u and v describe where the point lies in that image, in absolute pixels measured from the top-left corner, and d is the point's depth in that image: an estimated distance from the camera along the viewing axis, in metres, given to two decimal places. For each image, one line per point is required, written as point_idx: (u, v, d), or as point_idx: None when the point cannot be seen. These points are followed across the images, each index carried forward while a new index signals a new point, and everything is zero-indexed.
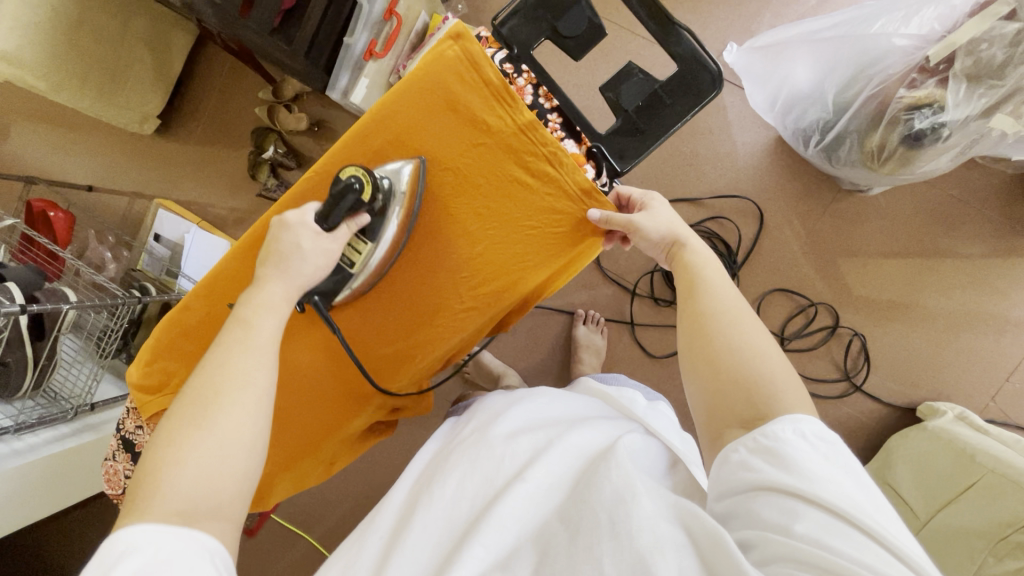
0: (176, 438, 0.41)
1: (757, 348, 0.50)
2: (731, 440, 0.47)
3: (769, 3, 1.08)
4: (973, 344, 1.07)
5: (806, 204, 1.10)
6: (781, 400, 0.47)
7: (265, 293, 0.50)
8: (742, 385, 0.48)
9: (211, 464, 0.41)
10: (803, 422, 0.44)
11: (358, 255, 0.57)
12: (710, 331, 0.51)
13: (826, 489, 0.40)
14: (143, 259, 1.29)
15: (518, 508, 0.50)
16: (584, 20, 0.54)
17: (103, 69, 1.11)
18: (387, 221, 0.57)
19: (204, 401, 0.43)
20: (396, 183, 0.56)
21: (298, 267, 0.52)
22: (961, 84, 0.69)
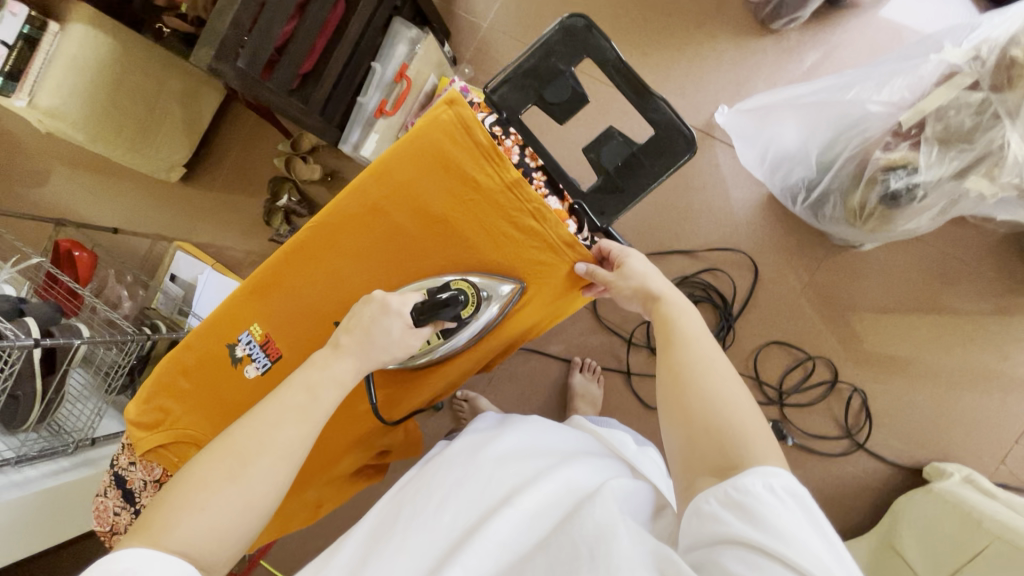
0: (204, 482, 0.44)
1: (731, 398, 0.50)
2: (700, 489, 0.47)
3: (758, 71, 1.15)
4: (977, 403, 1.05)
5: (801, 259, 1.12)
6: (749, 450, 0.47)
7: (335, 367, 0.52)
8: (715, 434, 0.48)
9: (228, 515, 0.43)
10: (773, 476, 0.44)
11: (430, 346, 0.61)
12: (685, 381, 0.52)
13: (794, 547, 0.39)
14: (158, 298, 1.35)
15: (501, 534, 0.50)
16: (568, 89, 0.59)
17: (136, 123, 1.19)
18: (469, 326, 0.61)
19: (240, 457, 0.45)
20: (494, 296, 0.61)
21: (375, 346, 0.54)
22: (933, 147, 0.71)
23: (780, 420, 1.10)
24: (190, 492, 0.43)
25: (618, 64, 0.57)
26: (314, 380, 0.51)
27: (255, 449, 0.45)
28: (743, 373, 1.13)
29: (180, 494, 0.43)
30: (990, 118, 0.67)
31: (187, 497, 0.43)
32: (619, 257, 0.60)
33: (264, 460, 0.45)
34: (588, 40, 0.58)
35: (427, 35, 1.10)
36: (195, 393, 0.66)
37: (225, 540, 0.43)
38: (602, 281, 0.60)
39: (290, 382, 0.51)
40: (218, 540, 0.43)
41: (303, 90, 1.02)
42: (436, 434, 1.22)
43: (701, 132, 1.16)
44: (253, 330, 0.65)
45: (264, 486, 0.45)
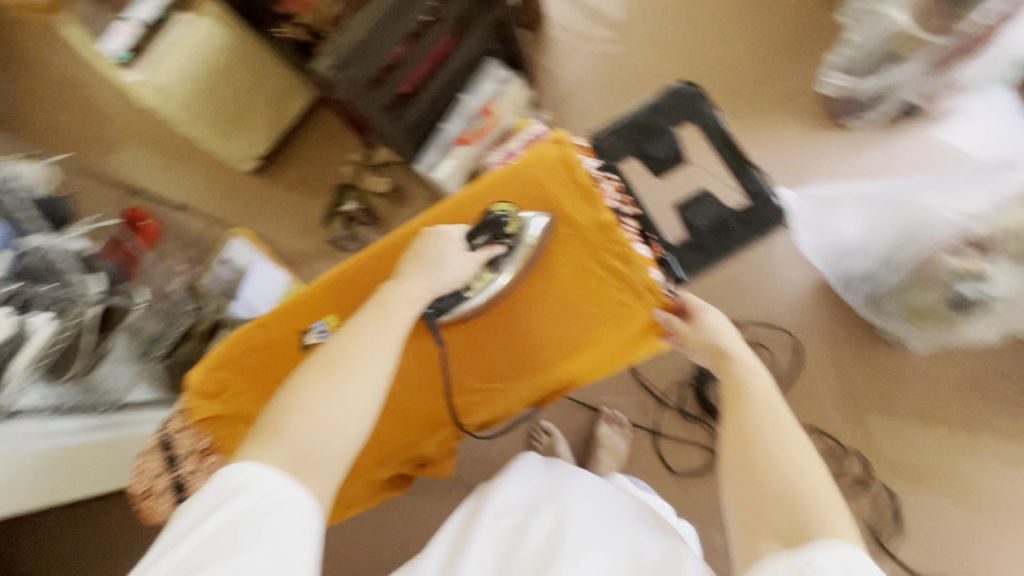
0: (308, 388, 0.48)
1: (804, 469, 0.50)
2: (767, 555, 0.46)
3: (822, 161, 1.19)
4: (1011, 527, 1.02)
5: (845, 348, 1.12)
6: (822, 522, 0.46)
7: (406, 288, 0.56)
8: (783, 501, 0.48)
9: (333, 417, 0.47)
10: (850, 558, 0.43)
11: (480, 282, 0.62)
12: (753, 443, 0.53)
13: None
14: (207, 277, 1.36)
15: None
16: (668, 147, 0.63)
17: (230, 112, 1.28)
18: (513, 258, 0.62)
19: (335, 365, 0.50)
20: (529, 229, 0.62)
21: (438, 270, 0.58)
22: (1004, 262, 0.76)
23: None
24: (294, 397, 0.48)
25: (721, 133, 0.61)
26: (388, 298, 0.55)
27: (350, 361, 0.50)
28: None
29: (287, 396, 0.48)
30: None
31: (292, 399, 0.48)
32: (696, 310, 0.62)
33: (358, 370, 0.50)
34: (696, 106, 0.62)
35: (515, 78, 1.19)
36: (260, 372, 0.68)
37: (327, 449, 0.47)
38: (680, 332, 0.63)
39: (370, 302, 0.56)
40: (323, 442, 0.46)
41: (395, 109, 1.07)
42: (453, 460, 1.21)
43: None
44: (327, 320, 0.67)
45: (361, 389, 0.49)
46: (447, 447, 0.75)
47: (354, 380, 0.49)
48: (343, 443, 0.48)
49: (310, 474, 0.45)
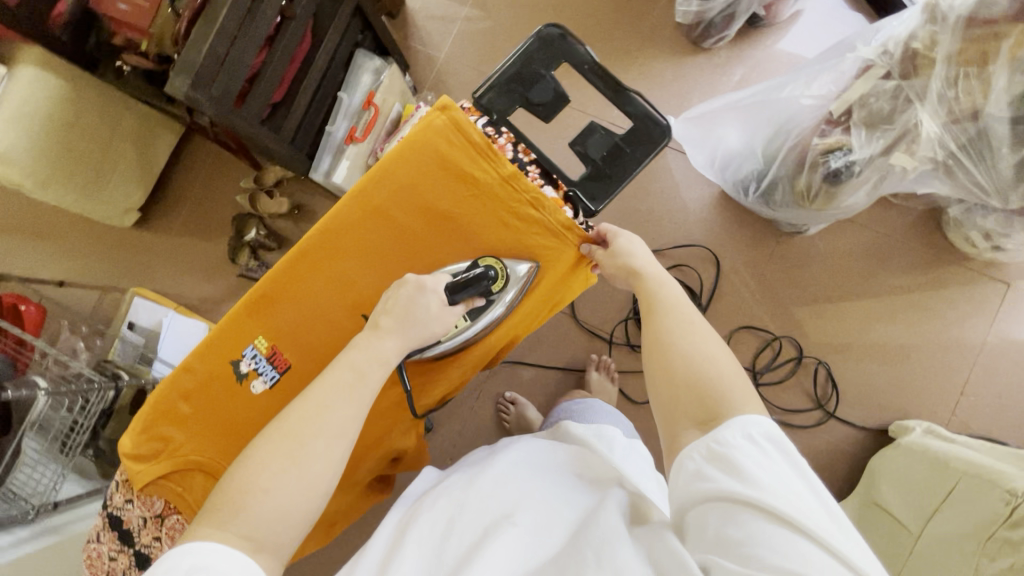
0: (264, 466, 0.49)
1: (710, 355, 0.58)
2: (688, 442, 0.54)
3: (697, 85, 1.27)
4: (924, 363, 1.16)
5: (756, 248, 1.22)
6: (730, 401, 0.54)
7: (381, 345, 0.56)
8: (695, 389, 0.56)
9: (290, 497, 0.48)
10: (751, 426, 0.52)
11: (456, 330, 0.63)
12: (667, 346, 0.59)
13: (778, 498, 0.47)
14: (115, 347, 1.27)
15: (508, 549, 0.56)
16: (550, 90, 0.65)
17: (91, 165, 1.16)
18: (493, 305, 0.63)
19: (296, 440, 0.50)
20: (514, 275, 0.63)
21: (415, 320, 0.58)
22: (861, 130, 0.81)
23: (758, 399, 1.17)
24: (252, 474, 0.48)
25: (593, 66, 0.64)
26: (358, 360, 0.56)
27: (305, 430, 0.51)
28: None
29: (245, 474, 0.49)
30: (903, 102, 0.77)
31: (251, 481, 0.48)
32: (613, 237, 0.65)
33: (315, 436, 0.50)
34: (564, 46, 0.64)
35: (389, 64, 1.16)
36: (196, 417, 0.63)
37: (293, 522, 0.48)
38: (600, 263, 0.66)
39: (338, 363, 0.55)
40: (281, 522, 0.47)
41: (274, 121, 1.03)
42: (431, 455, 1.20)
43: None
44: (257, 344, 0.63)
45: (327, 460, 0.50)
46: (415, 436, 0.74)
47: (313, 458, 0.49)
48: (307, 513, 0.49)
49: (264, 554, 0.46)
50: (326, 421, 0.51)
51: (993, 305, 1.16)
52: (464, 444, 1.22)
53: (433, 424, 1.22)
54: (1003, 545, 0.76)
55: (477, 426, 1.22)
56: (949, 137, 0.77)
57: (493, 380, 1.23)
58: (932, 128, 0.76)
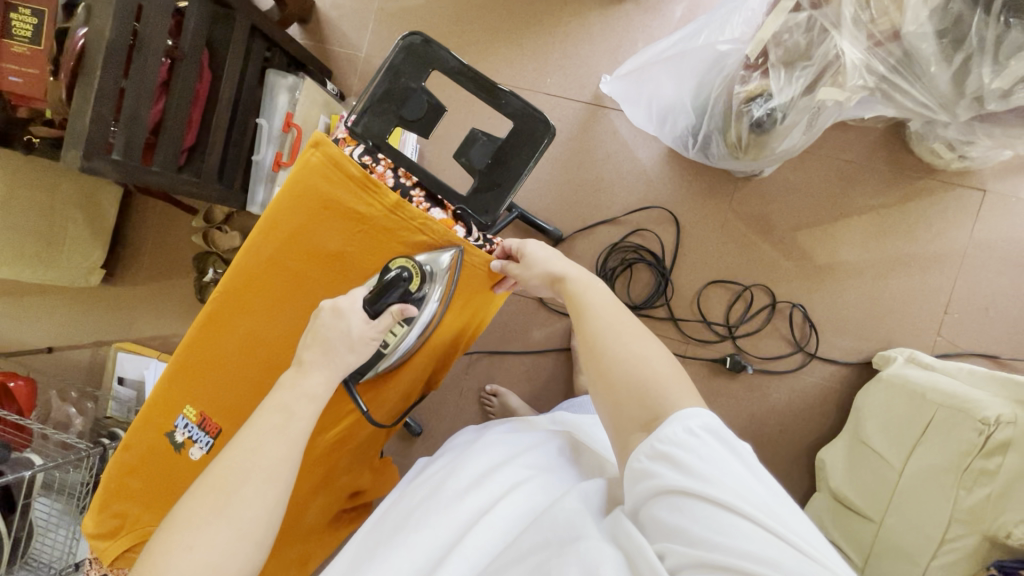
0: (189, 519, 0.48)
1: (643, 355, 0.53)
2: (636, 445, 0.49)
3: (628, 33, 1.19)
4: (903, 286, 1.11)
5: (713, 199, 1.17)
6: (666, 398, 0.50)
7: (307, 382, 0.55)
8: (635, 389, 0.51)
9: (222, 547, 0.48)
10: (691, 419, 0.47)
11: (395, 337, 0.61)
12: (600, 349, 0.55)
13: (721, 488, 0.43)
14: (111, 405, 1.32)
15: (479, 538, 0.53)
16: (423, 104, 0.61)
17: (40, 237, 1.17)
18: (427, 302, 0.61)
19: (221, 489, 0.49)
20: (438, 269, 0.61)
21: (341, 351, 0.57)
22: (780, 70, 0.79)
23: (737, 352, 1.15)
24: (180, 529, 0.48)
25: (462, 69, 0.60)
26: (285, 400, 0.54)
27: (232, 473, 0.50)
28: (691, 318, 1.17)
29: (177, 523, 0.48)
30: (819, 33, 0.75)
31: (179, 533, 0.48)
32: (519, 249, 0.64)
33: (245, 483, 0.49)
34: (429, 53, 0.60)
35: (303, 78, 1.09)
36: (145, 491, 0.66)
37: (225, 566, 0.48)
38: (514, 275, 0.65)
39: (264, 405, 0.55)
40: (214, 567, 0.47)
41: (193, 165, 1.02)
42: (424, 459, 1.23)
43: (591, 106, 1.20)
44: (187, 414, 0.65)
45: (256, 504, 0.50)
46: (370, 466, 0.79)
47: (243, 505, 0.49)
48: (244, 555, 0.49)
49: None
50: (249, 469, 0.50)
51: (970, 215, 1.10)
52: None
53: (422, 426, 1.22)
54: (980, 475, 0.76)
55: (464, 423, 1.23)
56: (875, 61, 0.76)
57: (470, 376, 1.23)
58: (854, 54, 0.75)
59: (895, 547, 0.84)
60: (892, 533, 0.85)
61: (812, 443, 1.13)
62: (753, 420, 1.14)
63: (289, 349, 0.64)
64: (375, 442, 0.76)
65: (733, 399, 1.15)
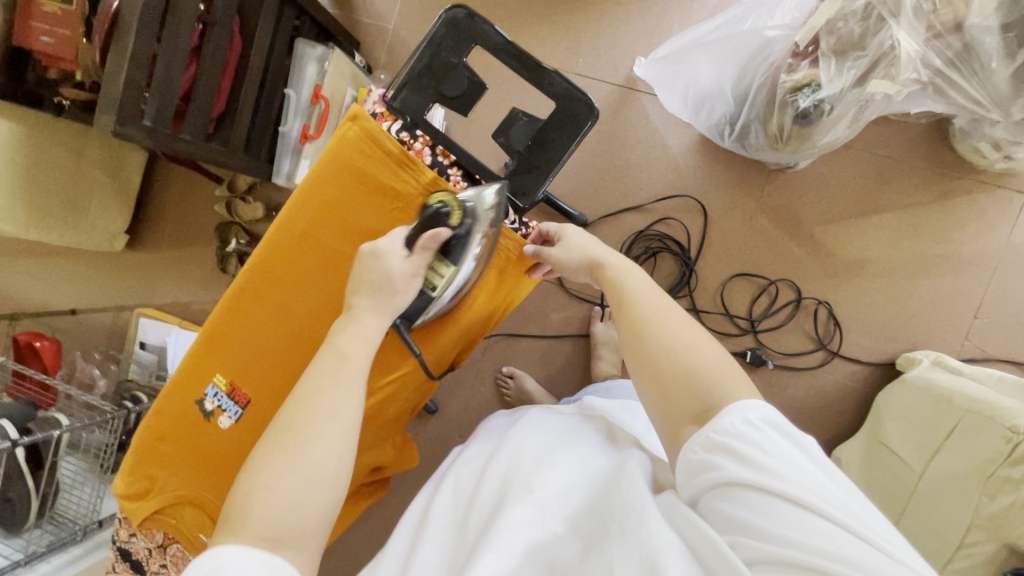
0: (265, 464, 0.46)
1: (689, 343, 0.52)
2: (687, 438, 0.49)
3: (667, 14, 1.15)
4: (933, 288, 1.09)
5: (743, 190, 1.14)
6: (719, 388, 0.49)
7: (359, 324, 0.54)
8: (682, 383, 0.50)
9: (302, 486, 0.45)
10: (749, 410, 0.46)
11: (441, 279, 0.60)
12: (645, 336, 0.53)
13: (789, 483, 0.42)
14: (133, 368, 1.35)
15: (527, 519, 0.51)
16: (464, 80, 0.60)
17: (66, 201, 1.16)
18: (471, 242, 0.60)
19: (291, 431, 0.47)
20: (480, 206, 0.59)
21: (391, 289, 0.56)
22: (831, 60, 0.77)
23: (758, 346, 1.14)
24: (255, 474, 0.46)
25: (507, 45, 0.58)
26: (340, 343, 0.53)
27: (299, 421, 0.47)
28: (713, 311, 1.15)
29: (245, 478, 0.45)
30: (875, 21, 0.74)
31: (255, 478, 0.45)
32: (557, 232, 0.64)
33: (310, 427, 0.47)
34: (472, 27, 0.59)
35: (332, 47, 1.06)
36: (175, 458, 0.67)
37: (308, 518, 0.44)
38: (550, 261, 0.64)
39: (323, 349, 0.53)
40: (292, 517, 0.44)
41: (221, 134, 1.01)
42: (439, 437, 1.24)
43: (623, 88, 1.17)
44: (218, 381, 0.66)
45: (327, 447, 0.47)
46: (393, 445, 0.79)
47: (315, 448, 0.46)
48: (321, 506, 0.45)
49: (287, 549, 0.43)
50: (340, 402, 0.49)
51: (1010, 217, 1.06)
52: (468, 422, 1.24)
53: (437, 405, 1.24)
54: (1005, 483, 0.75)
55: (479, 403, 1.24)
56: (932, 54, 0.75)
57: (487, 357, 1.23)
58: (910, 45, 0.74)
59: (908, 550, 0.84)
60: (906, 536, 0.85)
61: (828, 441, 1.13)
62: None
63: (319, 323, 0.64)
64: (399, 420, 0.77)
65: None
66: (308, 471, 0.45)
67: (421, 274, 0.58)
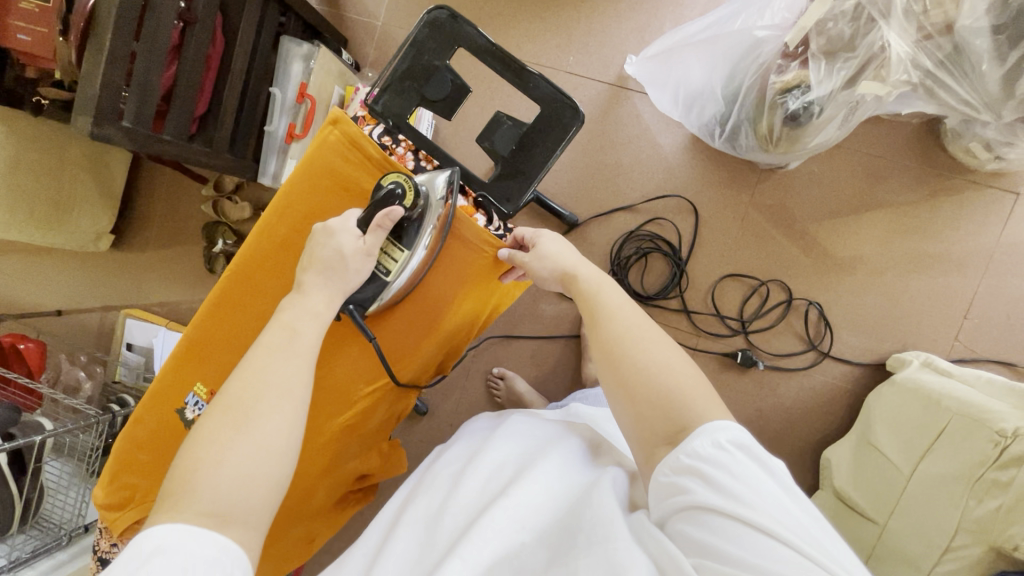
0: (213, 440, 0.46)
1: (661, 361, 0.51)
2: (660, 459, 0.49)
3: (658, 12, 1.13)
4: (924, 288, 1.09)
5: (734, 189, 1.14)
6: (692, 407, 0.49)
7: (308, 300, 0.55)
8: (656, 402, 0.49)
9: (250, 461, 0.46)
10: (719, 432, 0.46)
11: (394, 263, 0.59)
12: (617, 355, 0.52)
13: (755, 508, 0.42)
14: (120, 370, 1.33)
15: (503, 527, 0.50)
16: (447, 82, 0.59)
17: (48, 201, 1.14)
18: (424, 228, 0.59)
19: (241, 408, 0.48)
20: (435, 191, 0.58)
21: (342, 271, 0.56)
22: (820, 62, 0.76)
23: (748, 347, 1.13)
24: (199, 451, 0.46)
25: (490, 48, 0.57)
26: (290, 319, 0.54)
27: (254, 395, 0.48)
28: (704, 311, 1.15)
29: (192, 452, 0.46)
30: (865, 22, 0.73)
31: (202, 452, 0.45)
32: (532, 239, 0.63)
33: (263, 404, 0.48)
34: (455, 30, 0.57)
35: (318, 46, 1.05)
36: (155, 466, 0.66)
37: (256, 492, 0.45)
38: (520, 265, 0.62)
39: (271, 326, 0.54)
40: (243, 488, 0.45)
41: (205, 133, 0.99)
42: (429, 439, 1.23)
43: (614, 87, 1.16)
44: (198, 390, 0.66)
45: (274, 423, 0.48)
46: (379, 452, 0.79)
47: (263, 423, 0.47)
48: (272, 478, 0.47)
49: (234, 526, 0.44)
50: (283, 377, 0.50)
51: (1001, 218, 1.06)
52: (458, 423, 1.23)
53: (427, 407, 1.23)
54: (992, 486, 0.75)
55: (469, 405, 1.23)
56: (922, 55, 0.75)
57: (478, 359, 1.23)
58: (900, 48, 0.73)
59: (896, 551, 0.84)
60: (894, 538, 0.85)
61: (818, 441, 1.13)
62: (760, 417, 1.14)
63: None
64: (385, 428, 0.77)
65: (741, 394, 1.14)
66: (256, 447, 0.46)
67: (375, 254, 0.58)
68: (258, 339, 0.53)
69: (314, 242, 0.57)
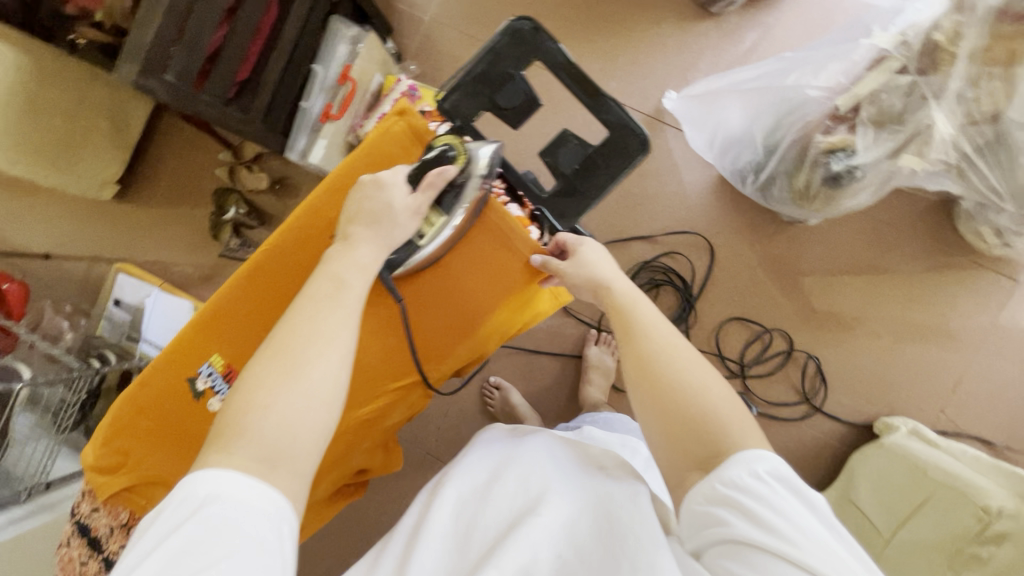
0: (263, 382, 0.45)
1: (700, 383, 0.51)
2: (693, 485, 0.48)
3: (702, 54, 1.16)
4: (918, 357, 1.13)
5: (753, 235, 1.16)
6: (729, 435, 0.48)
7: (355, 254, 0.54)
8: (690, 427, 0.49)
9: (298, 411, 0.44)
10: (757, 462, 0.46)
11: (432, 227, 0.59)
12: (654, 369, 0.52)
13: (798, 543, 0.41)
14: (103, 325, 1.29)
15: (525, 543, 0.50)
16: (520, 93, 0.59)
17: (57, 141, 1.10)
18: (464, 197, 0.59)
19: (288, 355, 0.46)
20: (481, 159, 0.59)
21: (389, 224, 0.56)
22: (868, 129, 0.80)
23: (744, 391, 1.15)
24: (251, 393, 0.45)
25: (567, 66, 0.57)
26: (337, 271, 0.52)
27: (300, 343, 0.47)
28: (707, 350, 1.17)
29: (241, 396, 0.44)
30: (917, 99, 0.77)
31: (252, 396, 0.44)
32: (574, 246, 0.62)
33: (312, 350, 0.47)
34: (536, 43, 0.57)
35: (368, 31, 1.04)
36: (154, 434, 0.66)
37: (302, 442, 0.44)
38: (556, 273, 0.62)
39: (319, 274, 0.53)
40: (292, 435, 0.43)
41: (242, 100, 0.97)
42: (416, 439, 1.21)
43: (650, 118, 1.18)
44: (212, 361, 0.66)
45: (324, 370, 0.46)
46: (382, 448, 0.78)
47: (313, 370, 0.46)
48: (319, 423, 0.45)
49: (281, 474, 0.43)
50: (330, 328, 0.48)
51: (997, 301, 1.11)
52: (446, 427, 1.21)
53: None
54: (970, 560, 0.79)
55: (461, 410, 1.21)
56: (965, 139, 0.77)
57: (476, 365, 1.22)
58: (946, 130, 0.76)
59: None
60: None
61: None
62: None
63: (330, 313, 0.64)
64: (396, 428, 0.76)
65: None
66: (302, 396, 0.44)
67: (422, 213, 0.57)
68: (304, 288, 0.51)
69: (362, 195, 0.57)
